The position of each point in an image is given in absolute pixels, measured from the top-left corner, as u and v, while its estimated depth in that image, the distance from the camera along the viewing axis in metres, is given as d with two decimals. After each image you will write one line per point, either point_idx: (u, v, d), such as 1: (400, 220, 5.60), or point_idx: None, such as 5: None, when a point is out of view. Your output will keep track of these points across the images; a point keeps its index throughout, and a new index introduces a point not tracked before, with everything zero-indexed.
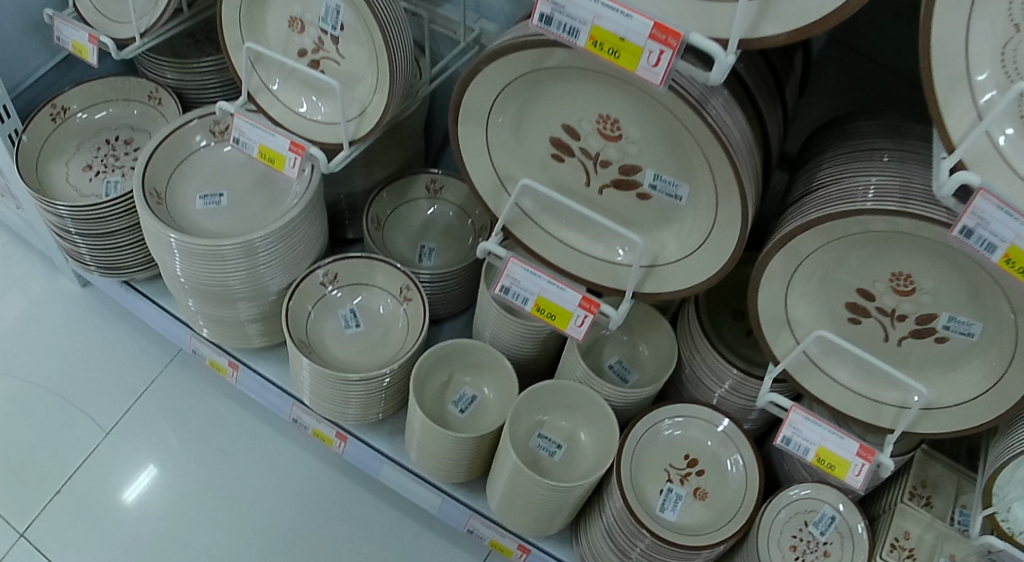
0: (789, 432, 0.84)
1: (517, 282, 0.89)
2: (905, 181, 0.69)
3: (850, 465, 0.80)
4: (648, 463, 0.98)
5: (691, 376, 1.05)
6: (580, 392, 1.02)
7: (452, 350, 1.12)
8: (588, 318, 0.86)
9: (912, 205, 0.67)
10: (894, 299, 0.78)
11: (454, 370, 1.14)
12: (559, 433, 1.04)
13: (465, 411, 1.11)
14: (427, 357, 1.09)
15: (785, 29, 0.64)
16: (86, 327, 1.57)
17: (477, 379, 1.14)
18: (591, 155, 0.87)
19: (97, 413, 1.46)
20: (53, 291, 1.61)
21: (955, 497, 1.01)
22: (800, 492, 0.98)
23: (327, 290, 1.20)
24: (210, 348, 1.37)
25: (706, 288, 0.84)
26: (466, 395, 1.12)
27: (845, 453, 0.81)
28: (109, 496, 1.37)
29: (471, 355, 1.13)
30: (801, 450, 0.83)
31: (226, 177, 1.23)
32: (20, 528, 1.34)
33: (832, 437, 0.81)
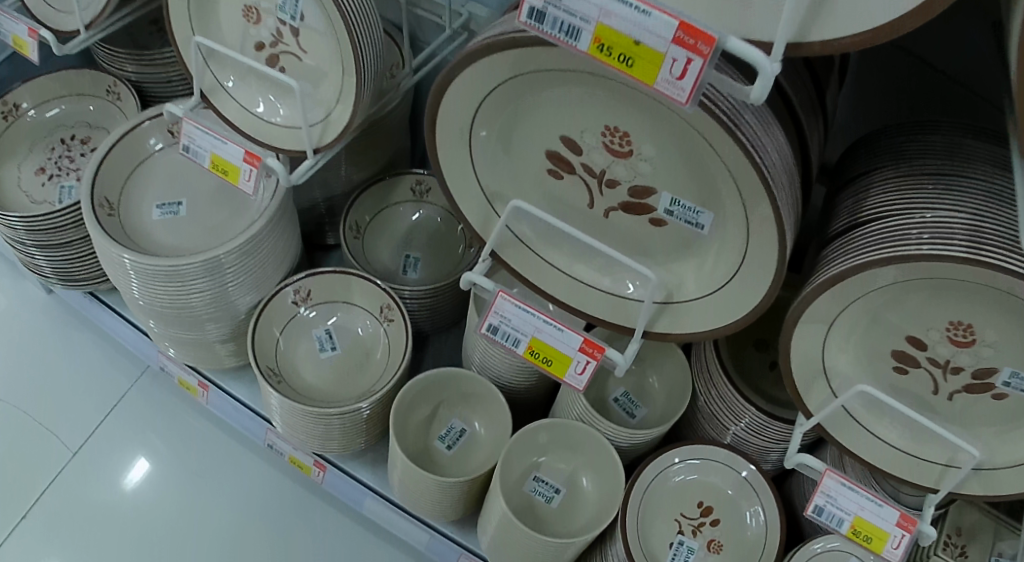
0: (822, 500, 0.74)
1: (508, 321, 0.79)
2: (972, 218, 0.59)
3: (889, 537, 0.71)
4: (657, 513, 0.87)
5: (705, 411, 0.95)
6: (583, 433, 0.91)
7: (440, 381, 1.00)
8: (590, 364, 0.76)
9: (984, 253, 0.57)
10: (949, 350, 0.68)
11: (442, 402, 1.02)
12: (558, 475, 0.93)
13: (452, 447, 1.00)
14: (410, 389, 0.98)
15: (850, 33, 0.51)
16: (45, 339, 1.43)
17: (467, 410, 1.03)
18: (596, 172, 0.75)
19: (63, 431, 1.33)
20: (16, 297, 1.48)
21: (992, 545, 0.89)
22: (826, 546, 0.85)
23: (302, 311, 1.07)
24: (178, 367, 1.25)
25: (732, 331, 0.73)
26: (454, 427, 1.02)
27: (884, 523, 0.71)
28: (71, 526, 1.25)
29: (461, 386, 1.01)
30: (834, 521, 0.73)
31: (190, 186, 1.11)
32: None
33: (871, 505, 0.71)
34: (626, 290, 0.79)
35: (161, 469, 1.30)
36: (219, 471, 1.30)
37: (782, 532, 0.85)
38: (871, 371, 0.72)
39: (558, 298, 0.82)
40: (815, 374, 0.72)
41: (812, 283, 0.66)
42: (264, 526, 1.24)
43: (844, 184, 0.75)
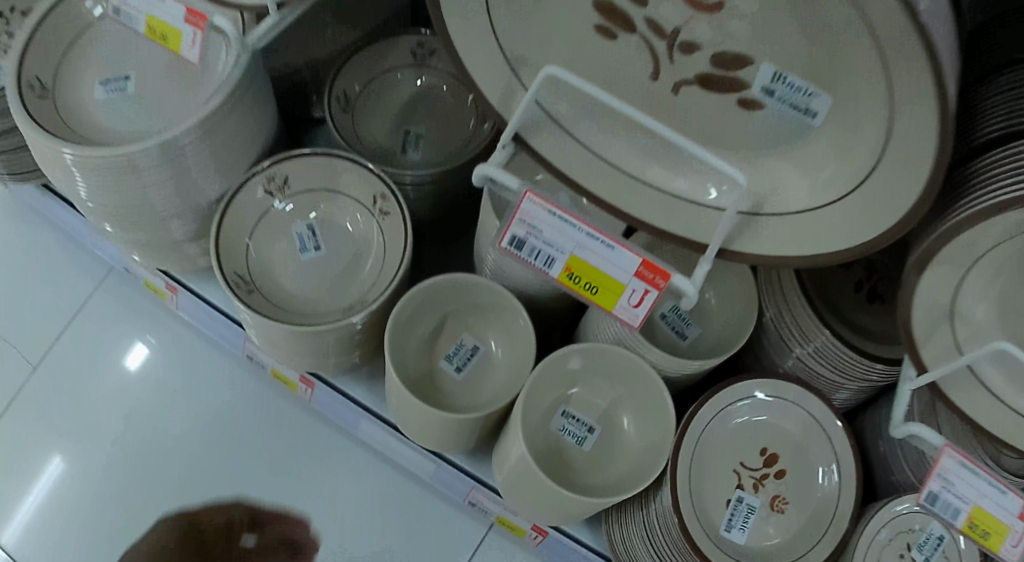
0: (938, 486, 0.60)
1: (538, 232, 0.54)
2: None
3: (1007, 533, 0.58)
4: (712, 463, 0.72)
5: (771, 334, 0.79)
6: (627, 361, 0.73)
7: (443, 290, 0.79)
8: (649, 296, 0.52)
9: None
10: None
11: (448, 314, 0.81)
12: (592, 412, 0.76)
13: (463, 370, 0.80)
14: (406, 304, 0.76)
15: None
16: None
17: (480, 325, 0.82)
18: (665, 31, 0.54)
19: (26, 342, 1.19)
20: None
21: None
22: (905, 508, 0.70)
23: (276, 204, 0.87)
24: (144, 269, 1.09)
25: (849, 255, 0.53)
26: (464, 345, 0.81)
27: (1004, 514, 0.59)
28: (40, 444, 1.13)
29: (472, 296, 0.80)
30: (948, 512, 0.60)
31: (137, 52, 0.89)
32: None
33: (993, 492, 0.59)
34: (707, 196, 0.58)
35: (139, 381, 1.16)
36: (200, 382, 1.16)
37: (856, 492, 0.71)
38: (1008, 321, 0.58)
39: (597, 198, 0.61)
40: (939, 318, 0.58)
41: (950, 218, 0.52)
42: (252, 445, 1.11)
43: (980, 76, 0.58)
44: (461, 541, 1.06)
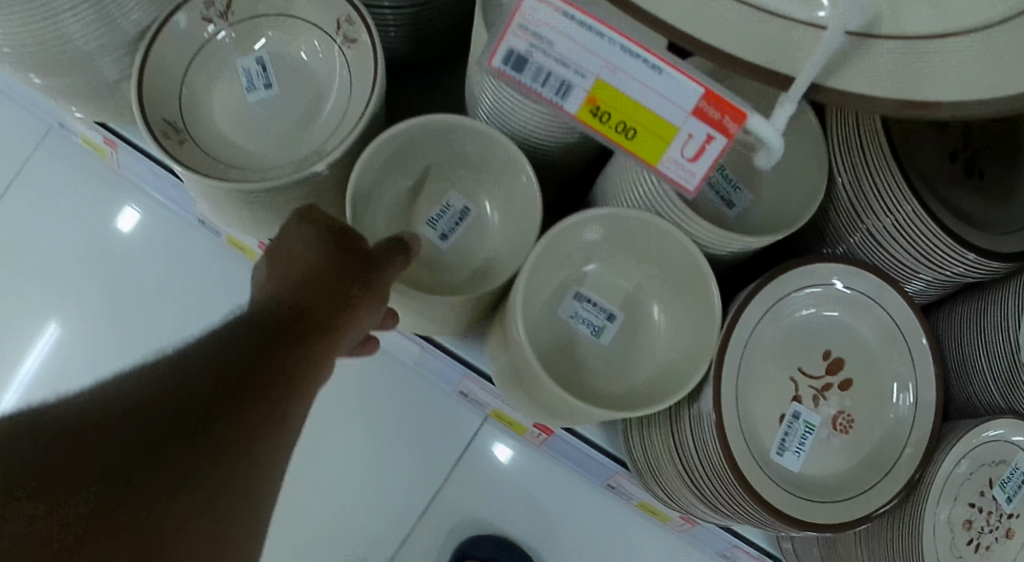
0: None
1: (548, 45, 0.35)
2: None
3: None
4: (765, 367, 0.59)
5: (841, 202, 0.62)
6: (660, 232, 0.56)
7: (425, 136, 0.61)
8: (714, 146, 0.35)
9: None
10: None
11: (429, 166, 0.64)
12: (614, 296, 0.61)
13: (448, 237, 0.64)
14: (374, 154, 0.59)
15: None
16: None
17: (471, 183, 0.65)
18: None
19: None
20: None
21: None
22: (991, 435, 0.64)
23: (209, 32, 0.67)
24: (76, 122, 0.91)
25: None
26: (450, 207, 0.65)
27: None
28: None
29: (461, 145, 0.63)
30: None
31: None
32: None
33: None
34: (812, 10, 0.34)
35: (94, 254, 1.01)
36: (164, 256, 1.01)
37: (938, 413, 0.58)
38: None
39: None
40: None
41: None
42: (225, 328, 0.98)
43: None
44: (457, 431, 0.96)
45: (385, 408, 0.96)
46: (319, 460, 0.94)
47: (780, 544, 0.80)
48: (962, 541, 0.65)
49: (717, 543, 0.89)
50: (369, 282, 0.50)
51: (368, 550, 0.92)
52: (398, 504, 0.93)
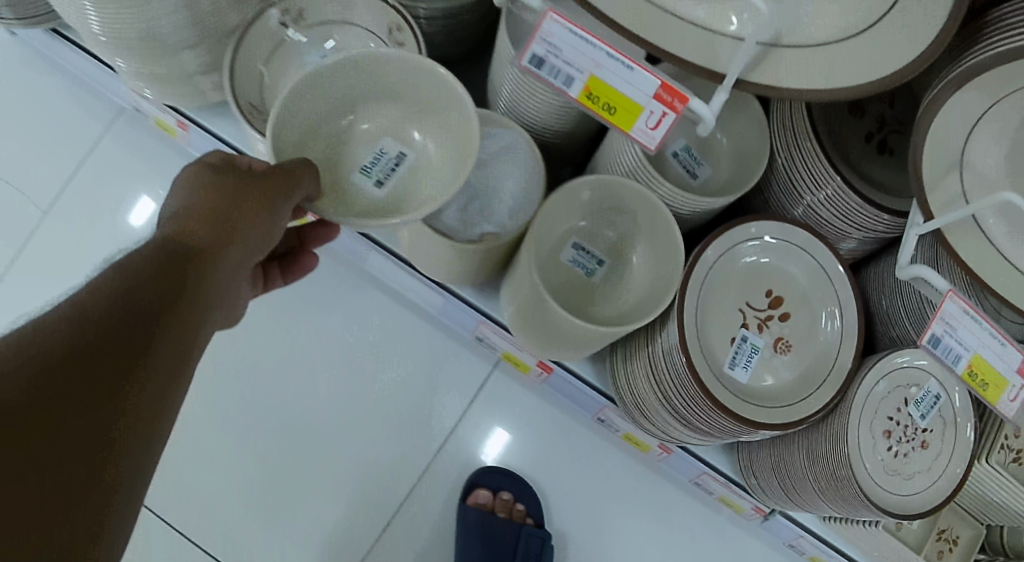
0: (940, 331, 0.58)
1: (558, 52, 0.53)
2: None
3: (1006, 387, 0.57)
4: (720, 302, 0.75)
5: (783, 182, 0.80)
6: (635, 193, 0.75)
7: (359, 70, 0.64)
8: (668, 118, 0.52)
9: None
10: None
11: (361, 101, 0.68)
12: (602, 245, 0.81)
13: (383, 181, 0.68)
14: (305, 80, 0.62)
15: None
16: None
17: (405, 128, 0.70)
18: None
19: (29, 187, 1.19)
20: None
21: None
22: (904, 360, 0.75)
23: (287, 34, 0.86)
24: (152, 106, 1.08)
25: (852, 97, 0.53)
26: (385, 151, 0.69)
27: (1004, 368, 0.57)
28: (48, 289, 1.15)
29: (393, 75, 0.65)
30: (949, 357, 0.58)
31: None
32: None
33: (993, 343, 0.57)
34: (729, 26, 0.56)
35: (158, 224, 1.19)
36: None
37: (858, 334, 0.73)
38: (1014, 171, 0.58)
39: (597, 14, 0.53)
40: (950, 166, 0.57)
41: (968, 62, 0.55)
42: None
43: None
44: (470, 373, 1.14)
45: (408, 353, 1.14)
46: (349, 396, 1.11)
47: (744, 475, 0.91)
48: (880, 445, 0.74)
49: (688, 470, 0.99)
50: (259, 199, 0.56)
51: (392, 473, 1.09)
52: (418, 431, 1.11)
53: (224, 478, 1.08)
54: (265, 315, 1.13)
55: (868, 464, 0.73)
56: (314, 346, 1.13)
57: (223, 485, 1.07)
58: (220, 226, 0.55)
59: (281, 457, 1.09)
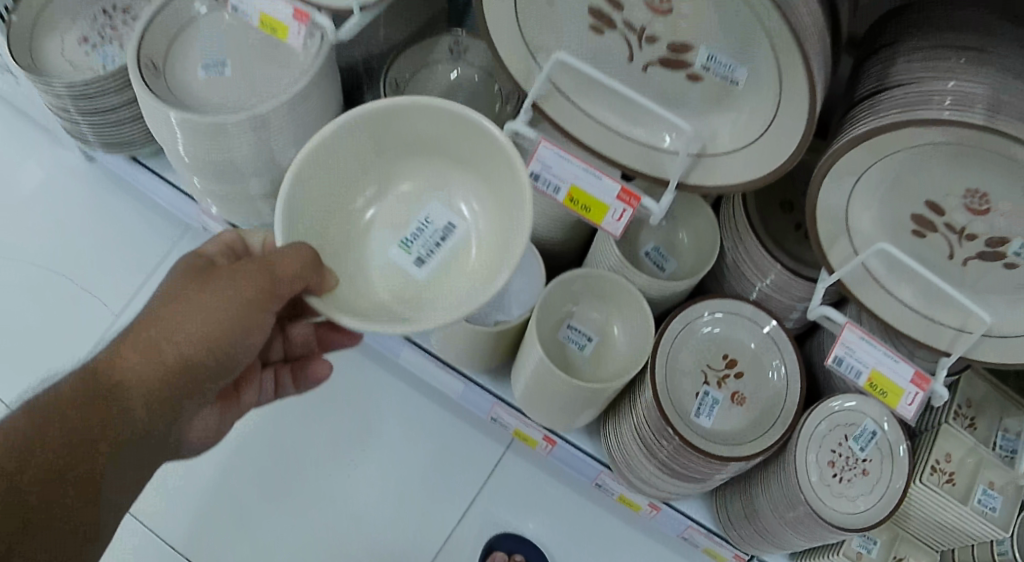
0: (841, 352, 0.74)
1: (549, 170, 0.86)
2: (993, 91, 0.62)
3: (903, 393, 0.72)
4: (685, 364, 0.93)
5: (733, 266, 1.00)
6: (613, 281, 0.98)
7: (392, 130, 0.74)
8: (627, 211, 0.84)
9: (1001, 121, 0.60)
10: (966, 218, 0.70)
11: (398, 159, 0.78)
12: (591, 325, 1.02)
13: (424, 260, 0.77)
14: (343, 139, 0.72)
15: None
16: (87, 203, 1.49)
17: (443, 194, 0.80)
18: (636, 28, 0.79)
19: (106, 294, 1.42)
20: (60, 166, 1.52)
21: (999, 420, 0.88)
22: (845, 405, 0.87)
23: None
24: (219, 224, 1.32)
25: (757, 187, 0.78)
26: (430, 219, 0.79)
27: (899, 380, 0.72)
28: None
29: (423, 133, 0.75)
30: (852, 372, 0.74)
31: (232, 44, 1.11)
32: (8, 400, 1.33)
33: (888, 360, 0.72)
34: (663, 142, 0.86)
35: None
36: None
37: (800, 384, 0.90)
38: (891, 230, 0.74)
39: (587, 144, 0.89)
40: (837, 234, 0.75)
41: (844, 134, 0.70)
42: None
43: (896, 40, 0.72)
44: (484, 450, 1.30)
45: (429, 433, 1.31)
46: (385, 468, 1.28)
47: (732, 533, 1.01)
48: (825, 474, 0.85)
49: (676, 526, 1.12)
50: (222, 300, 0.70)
51: (414, 537, 1.24)
52: (438, 501, 1.26)
53: (267, 546, 1.23)
54: (306, 402, 1.32)
55: (818, 490, 0.84)
56: (348, 428, 1.31)
57: (267, 555, 1.22)
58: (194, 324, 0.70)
59: (319, 522, 1.25)
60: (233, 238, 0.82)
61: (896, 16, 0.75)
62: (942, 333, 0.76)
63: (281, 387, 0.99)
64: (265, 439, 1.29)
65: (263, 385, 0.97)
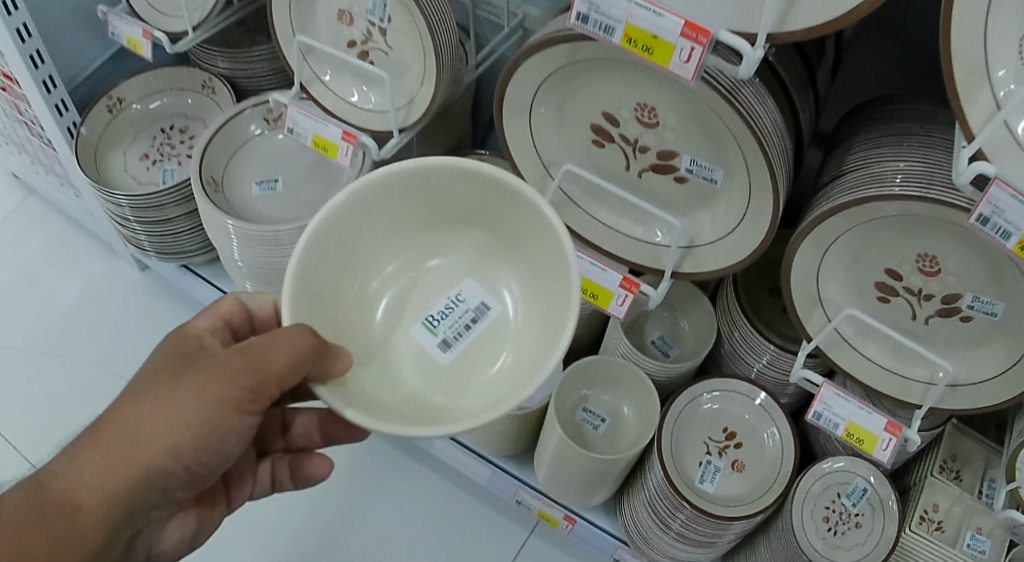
0: (820, 407, 0.84)
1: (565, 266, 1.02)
2: (930, 166, 0.72)
3: (878, 440, 0.81)
4: (689, 437, 1.02)
5: (731, 351, 1.10)
6: (622, 366, 1.08)
7: (459, 191, 0.74)
8: (629, 297, 0.98)
9: (933, 191, 0.70)
10: (920, 280, 0.81)
11: (452, 220, 0.79)
12: (603, 406, 1.11)
13: (450, 346, 0.79)
14: (407, 184, 0.72)
15: (806, 25, 0.65)
16: (140, 306, 1.62)
17: (483, 274, 0.81)
18: (630, 141, 0.94)
19: None
20: (115, 276, 1.66)
21: (984, 471, 0.95)
22: (835, 465, 0.95)
23: None
24: None
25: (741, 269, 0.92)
26: (461, 297, 0.82)
27: (874, 428, 0.81)
28: None
29: (489, 206, 0.75)
30: (831, 425, 0.84)
31: (286, 164, 1.29)
32: (31, 459, 1.46)
33: (862, 412, 0.82)
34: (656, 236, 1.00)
35: None
36: None
37: (795, 452, 0.98)
38: (860, 299, 0.86)
39: (595, 243, 1.03)
40: (812, 304, 0.86)
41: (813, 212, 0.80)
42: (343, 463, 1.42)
43: (855, 134, 0.85)
44: (508, 537, 1.36)
45: (454, 520, 1.37)
46: (414, 553, 1.34)
47: None
48: (822, 530, 0.91)
49: None
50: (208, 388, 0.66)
51: None
52: None
53: None
54: (336, 492, 1.39)
55: (816, 546, 0.90)
56: (377, 517, 1.37)
57: None
58: (176, 411, 0.67)
59: None
60: (229, 308, 0.78)
61: (856, 116, 0.88)
62: (912, 387, 0.86)
63: (278, 482, 0.92)
64: (299, 528, 1.36)
65: (259, 477, 0.90)
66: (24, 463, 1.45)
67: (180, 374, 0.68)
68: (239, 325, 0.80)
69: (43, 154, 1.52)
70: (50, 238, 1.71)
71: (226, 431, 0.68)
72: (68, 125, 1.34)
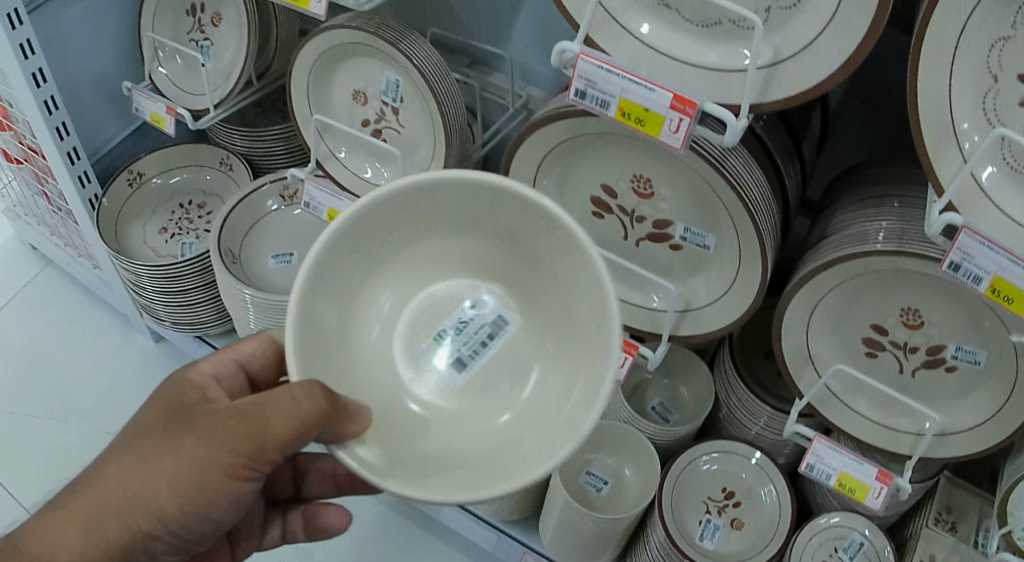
0: (812, 459, 0.88)
1: None
2: (906, 225, 0.78)
3: (870, 489, 0.84)
4: (689, 497, 1.04)
5: (728, 415, 1.13)
6: (622, 431, 1.11)
7: (486, 212, 0.73)
8: (629, 358, 1.03)
9: (910, 245, 0.75)
10: (905, 332, 0.86)
11: (481, 237, 0.77)
12: (606, 469, 1.13)
13: (464, 361, 0.80)
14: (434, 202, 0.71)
15: (782, 96, 0.73)
16: (151, 377, 1.66)
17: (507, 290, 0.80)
18: (628, 211, 1.00)
19: None
20: (129, 347, 1.71)
21: (979, 522, 0.96)
22: (829, 521, 0.97)
23: None
24: None
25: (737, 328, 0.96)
26: (477, 309, 0.81)
27: (866, 477, 0.85)
28: None
29: (516, 232, 0.73)
30: (824, 475, 0.88)
31: (301, 237, 1.35)
32: (24, 504, 1.48)
33: (853, 463, 0.85)
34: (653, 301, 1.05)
35: None
36: None
37: (792, 511, 1.00)
38: (848, 355, 0.90)
39: None
40: (803, 361, 0.90)
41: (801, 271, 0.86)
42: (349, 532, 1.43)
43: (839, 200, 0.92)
44: None
45: None
46: None
47: None
48: None
49: None
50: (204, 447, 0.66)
51: None
52: None
53: None
54: None
55: None
56: None
57: None
58: (173, 468, 0.67)
59: None
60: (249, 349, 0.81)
61: (839, 184, 0.95)
62: (903, 438, 0.89)
63: (286, 535, 0.94)
64: None
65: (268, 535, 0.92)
66: (17, 508, 1.48)
67: (180, 429, 0.68)
68: (254, 364, 0.82)
69: (65, 227, 1.59)
70: (66, 309, 1.77)
71: (218, 495, 0.68)
72: (90, 197, 1.39)
